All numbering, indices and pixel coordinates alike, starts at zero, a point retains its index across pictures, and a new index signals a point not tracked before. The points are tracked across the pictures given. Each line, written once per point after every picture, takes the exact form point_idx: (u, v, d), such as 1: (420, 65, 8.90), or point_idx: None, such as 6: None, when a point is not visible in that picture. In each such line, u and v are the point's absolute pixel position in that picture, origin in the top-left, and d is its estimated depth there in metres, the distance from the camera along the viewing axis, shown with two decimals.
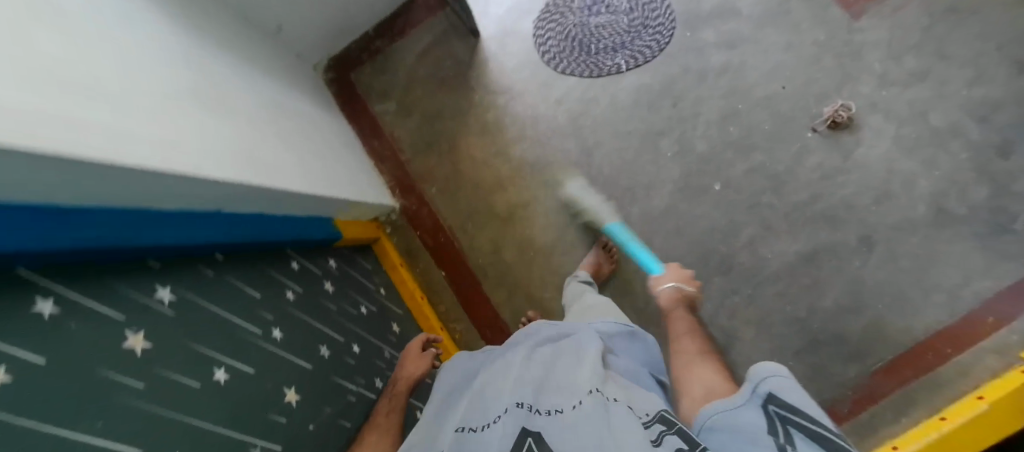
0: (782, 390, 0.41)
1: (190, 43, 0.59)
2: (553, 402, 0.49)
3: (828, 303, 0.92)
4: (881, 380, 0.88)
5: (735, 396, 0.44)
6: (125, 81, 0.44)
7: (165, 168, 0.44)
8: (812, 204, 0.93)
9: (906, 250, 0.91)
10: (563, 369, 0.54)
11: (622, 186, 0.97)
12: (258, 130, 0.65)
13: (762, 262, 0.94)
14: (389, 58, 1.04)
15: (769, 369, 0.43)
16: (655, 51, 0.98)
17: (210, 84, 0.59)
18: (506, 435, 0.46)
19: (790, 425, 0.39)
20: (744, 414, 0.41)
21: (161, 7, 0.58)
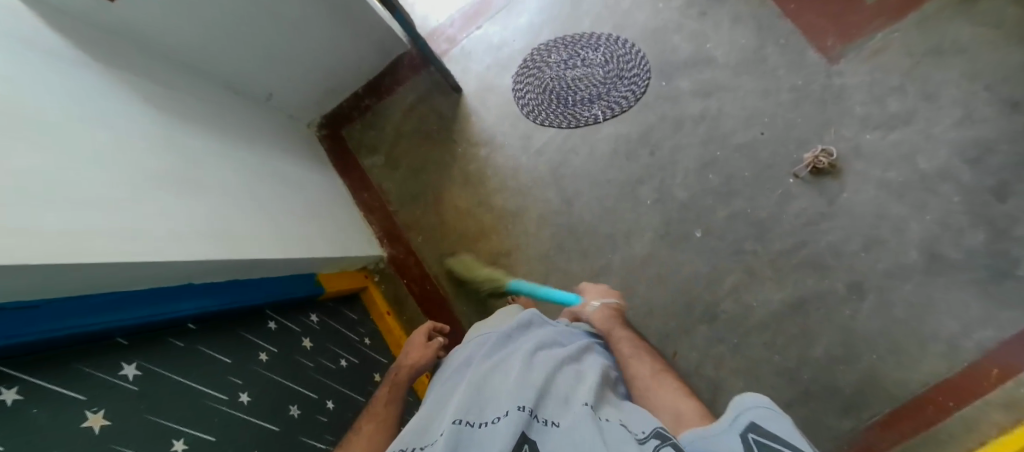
0: (765, 422, 0.37)
1: (170, 129, 0.65)
2: (551, 414, 0.46)
3: (818, 354, 0.88)
4: (879, 434, 0.83)
5: (712, 424, 0.40)
6: (93, 178, 0.48)
7: (131, 257, 0.47)
8: (795, 251, 0.91)
9: (900, 298, 0.86)
10: (563, 377, 0.52)
11: (602, 233, 0.98)
12: (235, 203, 0.69)
13: (747, 309, 0.92)
14: (378, 114, 1.11)
15: (748, 398, 0.39)
16: (631, 101, 1.01)
17: (186, 166, 0.63)
18: (507, 432, 0.42)
19: None
20: (722, 443, 0.38)
21: (146, 98, 0.64)
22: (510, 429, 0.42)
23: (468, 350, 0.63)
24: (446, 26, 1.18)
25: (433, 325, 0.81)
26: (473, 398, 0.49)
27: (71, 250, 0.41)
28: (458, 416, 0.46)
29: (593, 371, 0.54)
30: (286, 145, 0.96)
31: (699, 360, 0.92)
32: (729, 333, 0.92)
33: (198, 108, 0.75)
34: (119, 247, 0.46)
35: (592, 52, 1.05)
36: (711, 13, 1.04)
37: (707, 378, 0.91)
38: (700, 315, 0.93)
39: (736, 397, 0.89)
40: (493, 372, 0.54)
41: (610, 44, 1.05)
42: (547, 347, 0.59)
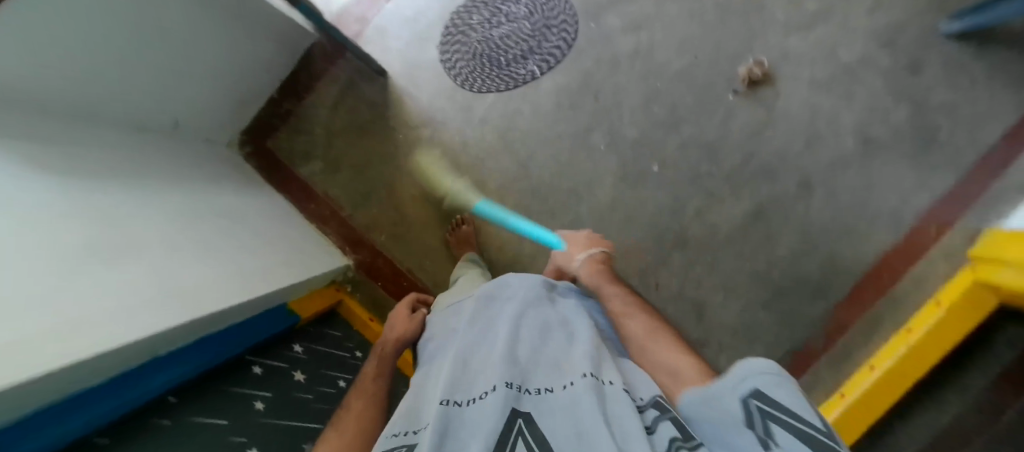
0: (772, 389, 0.35)
1: (80, 186, 0.57)
2: (544, 383, 0.45)
3: (783, 252, 0.94)
4: (846, 309, 0.93)
5: (721, 380, 0.39)
6: (18, 268, 0.42)
7: (82, 353, 0.42)
8: (747, 163, 0.95)
9: (844, 186, 0.93)
10: (552, 346, 0.51)
11: (565, 189, 0.97)
12: (179, 254, 0.63)
13: (714, 228, 0.96)
14: (303, 117, 1.02)
15: (756, 364, 0.37)
16: (564, 50, 0.98)
17: (114, 226, 0.57)
18: (497, 407, 0.40)
19: (771, 422, 0.34)
20: (727, 403, 0.37)
21: (38, 157, 0.55)
22: (500, 403, 0.41)
23: (448, 334, 0.61)
24: (353, 6, 1.08)
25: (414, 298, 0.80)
26: (460, 378, 0.47)
27: (20, 368, 0.36)
28: (445, 396, 0.44)
29: (582, 333, 0.53)
30: (215, 175, 0.88)
31: (680, 286, 0.96)
32: (702, 254, 0.96)
33: (94, 159, 0.64)
34: (70, 348, 0.41)
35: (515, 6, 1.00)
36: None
37: (690, 299, 0.96)
38: (673, 244, 0.96)
39: (720, 309, 0.95)
40: (479, 347, 0.53)
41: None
42: (533, 309, 0.58)
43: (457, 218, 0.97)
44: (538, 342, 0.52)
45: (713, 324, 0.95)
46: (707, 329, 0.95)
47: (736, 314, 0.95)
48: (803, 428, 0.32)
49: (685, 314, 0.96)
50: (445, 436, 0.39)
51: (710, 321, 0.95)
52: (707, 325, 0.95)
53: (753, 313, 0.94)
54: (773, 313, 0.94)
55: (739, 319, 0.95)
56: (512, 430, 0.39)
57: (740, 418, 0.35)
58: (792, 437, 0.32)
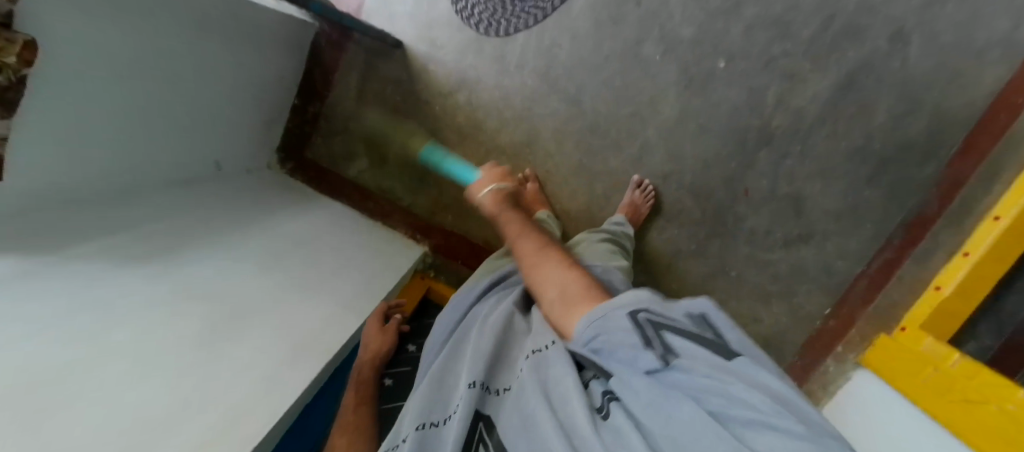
0: (655, 308, 0.40)
1: (203, 261, 0.62)
2: (503, 381, 0.47)
3: (882, 119, 0.86)
4: (961, 163, 0.85)
5: (605, 305, 0.43)
6: (181, 374, 0.48)
7: (254, 433, 0.47)
8: (828, 29, 0.83)
9: (944, 24, 0.81)
10: (513, 338, 0.53)
11: (626, 114, 0.89)
12: (297, 301, 0.66)
13: (800, 113, 0.87)
14: (332, 116, 0.96)
15: (633, 291, 0.43)
16: None
17: (246, 292, 0.62)
18: (460, 416, 0.42)
19: (665, 332, 0.37)
20: (613, 321, 0.41)
21: (143, 251, 0.57)
22: (463, 408, 0.42)
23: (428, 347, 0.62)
24: None
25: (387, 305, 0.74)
26: (435, 391, 0.48)
27: None
28: (422, 418, 0.45)
29: (540, 317, 0.56)
30: (286, 204, 0.86)
31: (772, 183, 0.91)
32: (791, 144, 0.88)
33: (167, 231, 0.62)
34: (241, 434, 0.46)
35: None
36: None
37: (784, 195, 0.91)
38: (756, 142, 0.89)
39: (818, 196, 0.90)
40: (453, 354, 0.54)
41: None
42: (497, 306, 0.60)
43: (520, 176, 0.91)
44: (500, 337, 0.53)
45: (812, 213, 0.91)
46: (807, 218, 0.92)
47: (837, 197, 0.90)
48: (676, 327, 0.38)
49: (782, 210, 0.92)
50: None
51: (808, 211, 0.91)
52: (807, 216, 0.92)
53: (854, 192, 0.89)
54: (878, 186, 0.89)
55: (841, 201, 0.90)
56: (476, 435, 0.41)
57: (630, 327, 0.38)
58: (677, 339, 0.36)
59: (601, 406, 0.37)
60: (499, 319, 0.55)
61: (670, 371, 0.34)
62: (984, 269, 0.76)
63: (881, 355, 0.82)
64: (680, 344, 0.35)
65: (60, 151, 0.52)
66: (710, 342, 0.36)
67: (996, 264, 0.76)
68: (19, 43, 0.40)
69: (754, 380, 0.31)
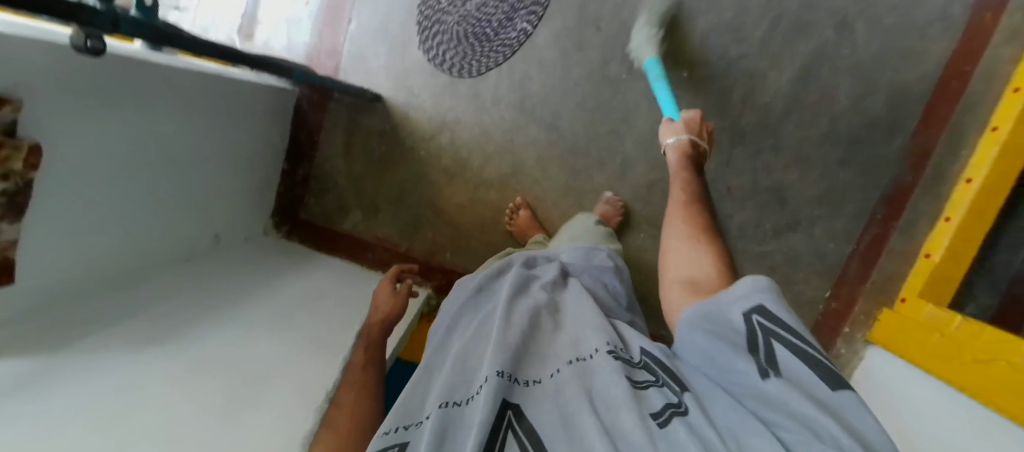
0: (769, 304, 0.39)
1: (212, 335, 0.62)
2: (531, 373, 0.47)
3: (844, 103, 0.90)
4: (924, 134, 0.89)
5: (723, 294, 0.43)
6: (203, 445, 0.48)
7: None
8: (778, 29, 0.88)
9: (883, 9, 0.87)
10: (540, 333, 0.53)
11: (604, 130, 0.91)
12: (311, 360, 0.66)
13: (766, 109, 0.91)
14: (321, 175, 0.98)
15: (752, 281, 0.41)
16: None
17: (258, 358, 0.62)
18: (487, 400, 0.41)
19: (773, 339, 0.38)
20: (727, 319, 0.41)
21: (151, 338, 0.57)
22: (492, 394, 0.41)
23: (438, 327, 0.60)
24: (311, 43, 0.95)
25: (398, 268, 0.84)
26: (458, 374, 0.47)
27: None
28: (443, 398, 0.44)
29: (568, 318, 0.56)
30: (286, 266, 0.88)
31: (752, 178, 0.94)
32: (764, 139, 0.92)
33: (173, 311, 0.63)
34: None
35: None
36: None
37: (766, 187, 0.94)
38: (731, 142, 0.93)
39: (798, 184, 0.94)
40: (474, 340, 0.53)
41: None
42: (521, 296, 0.59)
43: (511, 206, 0.94)
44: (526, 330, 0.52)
45: (796, 201, 0.94)
46: (792, 206, 0.95)
47: (816, 182, 0.93)
48: (793, 336, 0.37)
49: (767, 202, 0.95)
50: (443, 436, 0.39)
51: (792, 199, 0.94)
52: (792, 204, 0.95)
53: (832, 175, 0.93)
54: (853, 166, 0.92)
55: (821, 185, 0.93)
56: (503, 423, 0.40)
57: (741, 331, 0.40)
58: (790, 353, 0.37)
59: (661, 410, 0.38)
60: (527, 316, 0.54)
61: (774, 387, 0.35)
62: (969, 227, 0.79)
63: (889, 329, 0.83)
64: (787, 360, 0.37)
65: (68, 248, 0.53)
66: (814, 360, 0.36)
67: (976, 220, 0.78)
68: (25, 149, 0.43)
69: (860, 420, 0.31)
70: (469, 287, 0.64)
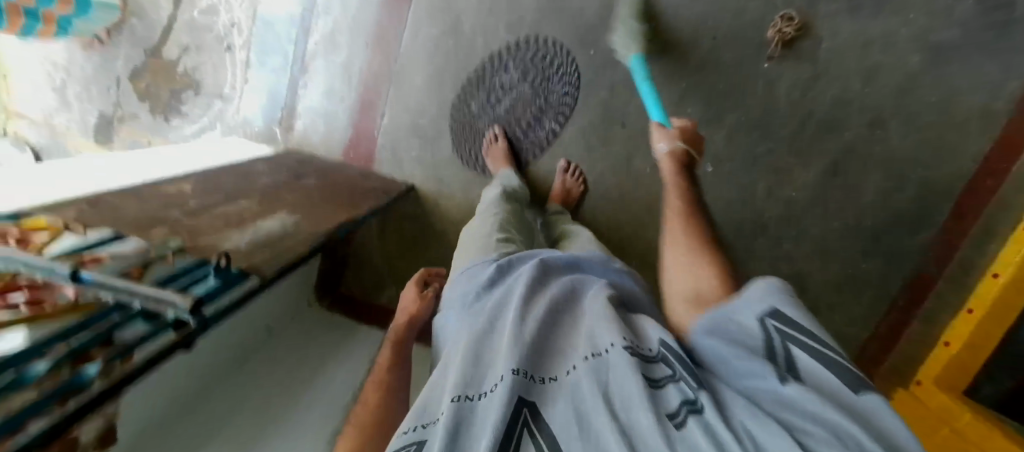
0: (787, 309, 0.34)
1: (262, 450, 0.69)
2: (548, 369, 0.37)
3: (870, 198, 0.89)
4: (955, 228, 0.87)
5: (731, 303, 0.38)
6: None
7: None
8: (807, 127, 0.87)
9: (921, 106, 0.84)
10: (561, 327, 0.43)
11: (626, 221, 0.93)
12: None
13: (790, 201, 0.92)
14: (362, 252, 1.06)
15: (761, 289, 0.37)
16: (575, 93, 0.88)
17: None
18: (502, 397, 0.32)
19: (790, 342, 0.32)
20: (738, 325, 0.36)
21: None
22: (505, 392, 0.32)
23: (453, 327, 0.52)
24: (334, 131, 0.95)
25: (424, 272, 0.81)
26: (469, 367, 0.38)
27: None
28: (455, 392, 0.35)
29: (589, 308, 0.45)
30: (327, 349, 0.94)
31: (772, 265, 0.95)
32: (786, 230, 0.93)
33: (234, 431, 0.71)
34: None
35: (513, 72, 0.88)
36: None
37: (786, 274, 0.95)
38: (752, 230, 0.94)
39: (820, 272, 0.94)
40: (489, 331, 0.43)
41: (524, 51, 0.88)
42: (541, 288, 0.49)
43: None
44: (546, 325, 0.43)
45: (816, 288, 0.95)
46: (812, 293, 0.96)
47: (838, 272, 0.94)
48: (808, 340, 0.32)
49: (786, 288, 0.96)
50: (455, 436, 0.31)
51: (812, 286, 0.95)
52: (812, 291, 0.96)
53: (854, 265, 0.93)
54: (877, 258, 0.92)
55: (842, 274, 0.94)
56: (519, 421, 0.31)
57: (756, 337, 0.34)
58: (811, 359, 0.30)
59: (677, 411, 0.29)
60: (547, 310, 0.44)
61: (788, 389, 0.28)
62: (990, 321, 0.79)
63: (900, 410, 0.87)
64: (808, 365, 0.30)
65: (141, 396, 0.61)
66: (835, 362, 0.30)
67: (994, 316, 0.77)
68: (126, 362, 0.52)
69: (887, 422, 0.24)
70: (482, 277, 0.54)
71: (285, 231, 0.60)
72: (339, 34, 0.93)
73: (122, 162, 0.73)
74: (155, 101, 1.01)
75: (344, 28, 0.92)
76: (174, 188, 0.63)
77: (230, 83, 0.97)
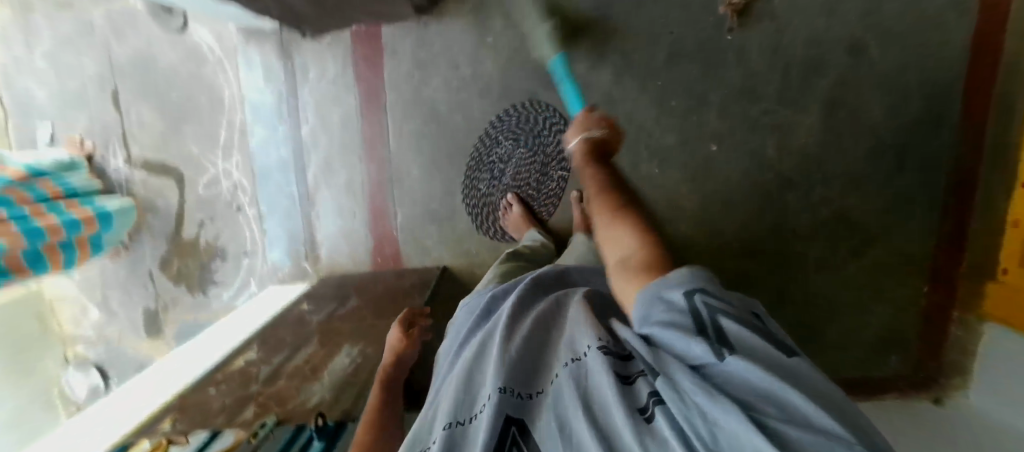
0: (715, 291, 0.31)
1: None
2: (536, 376, 0.38)
3: (879, 117, 0.89)
4: (973, 114, 0.86)
5: (659, 282, 0.34)
6: None
7: None
8: (791, 74, 0.88)
9: (891, 18, 0.85)
10: (552, 332, 0.42)
11: (654, 222, 0.95)
12: None
13: (804, 147, 0.91)
14: None
15: (675, 271, 0.33)
16: (567, 141, 0.91)
17: None
18: (489, 421, 0.34)
19: (718, 317, 0.30)
20: (667, 303, 0.32)
21: None
22: (490, 416, 0.34)
23: (448, 351, 0.54)
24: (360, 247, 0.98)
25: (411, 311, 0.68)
26: (461, 389, 0.40)
27: None
28: (449, 417, 0.38)
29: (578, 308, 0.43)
30: None
31: (812, 213, 0.94)
32: (812, 176, 0.92)
33: None
34: None
35: (508, 141, 0.91)
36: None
37: (829, 216, 0.94)
38: (780, 188, 0.93)
39: (862, 203, 0.93)
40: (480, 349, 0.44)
41: (511, 119, 0.91)
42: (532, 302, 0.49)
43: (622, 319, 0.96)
44: (535, 333, 0.43)
45: (865, 219, 0.93)
46: (863, 225, 0.93)
47: (880, 196, 0.92)
48: (737, 314, 0.29)
49: (834, 228, 0.94)
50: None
51: (860, 218, 0.93)
52: (862, 223, 0.93)
53: (892, 184, 0.91)
54: (912, 169, 0.90)
55: (885, 196, 0.92)
56: (506, 442, 0.33)
57: (688, 317, 0.30)
58: (749, 333, 0.28)
59: (646, 402, 0.29)
60: (532, 322, 0.44)
61: (733, 375, 0.26)
62: None
63: (998, 305, 0.83)
64: (740, 337, 0.28)
65: None
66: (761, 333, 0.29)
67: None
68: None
69: (837, 405, 0.24)
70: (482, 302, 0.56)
71: (354, 365, 0.65)
72: (331, 160, 0.95)
73: (192, 351, 0.78)
74: (189, 280, 1.06)
75: (334, 151, 0.94)
76: (237, 363, 0.67)
77: (251, 238, 1.02)
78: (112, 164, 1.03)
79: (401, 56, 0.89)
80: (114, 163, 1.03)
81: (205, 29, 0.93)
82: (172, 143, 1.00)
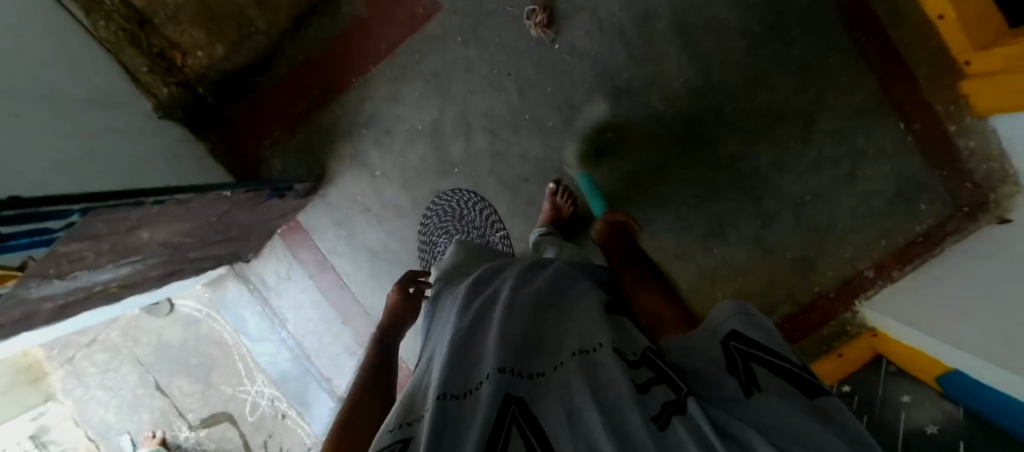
0: (747, 330, 0.34)
1: None
2: (528, 363, 0.36)
3: (733, 17, 0.88)
4: None
5: (701, 324, 0.37)
6: None
7: None
8: (631, 38, 0.89)
9: None
10: (547, 329, 0.42)
11: (607, 223, 0.96)
12: None
13: (690, 86, 0.91)
14: None
15: (723, 307, 0.36)
16: (493, 213, 0.96)
17: None
18: (490, 395, 0.31)
19: (752, 362, 0.32)
20: (702, 348, 0.35)
21: None
22: (492, 390, 0.31)
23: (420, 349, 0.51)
24: None
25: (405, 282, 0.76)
26: (454, 363, 0.37)
27: None
28: (441, 388, 0.33)
29: (578, 308, 0.43)
30: None
31: (739, 130, 0.92)
32: (715, 101, 0.91)
33: None
34: None
35: (441, 235, 0.96)
36: (371, 113, 0.94)
37: (756, 123, 0.91)
38: (692, 129, 0.92)
39: (776, 93, 0.90)
40: (472, 332, 0.42)
41: (434, 215, 0.96)
42: (525, 285, 0.48)
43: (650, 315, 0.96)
44: (530, 323, 0.41)
45: (789, 104, 0.90)
46: (791, 110, 0.90)
47: (788, 78, 0.89)
48: (772, 358, 0.32)
49: (769, 128, 0.91)
50: (445, 432, 0.29)
51: (784, 107, 0.90)
52: (789, 108, 0.90)
53: (789, 61, 0.88)
54: (796, 38, 0.88)
55: (789, 75, 0.89)
56: (507, 420, 0.29)
57: (719, 360, 0.33)
58: (775, 375, 0.31)
59: (660, 413, 0.28)
60: (528, 314, 0.42)
61: (765, 409, 0.28)
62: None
63: (984, 97, 0.77)
64: (776, 381, 0.30)
65: None
66: (797, 377, 0.31)
67: None
68: None
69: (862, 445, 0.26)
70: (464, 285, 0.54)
71: None
72: (323, 336, 1.04)
73: None
74: None
75: (322, 328, 1.04)
76: None
77: (305, 434, 1.08)
78: (181, 436, 1.14)
79: (323, 228, 1.00)
80: (182, 434, 1.14)
81: (187, 298, 1.10)
82: (212, 395, 1.12)
